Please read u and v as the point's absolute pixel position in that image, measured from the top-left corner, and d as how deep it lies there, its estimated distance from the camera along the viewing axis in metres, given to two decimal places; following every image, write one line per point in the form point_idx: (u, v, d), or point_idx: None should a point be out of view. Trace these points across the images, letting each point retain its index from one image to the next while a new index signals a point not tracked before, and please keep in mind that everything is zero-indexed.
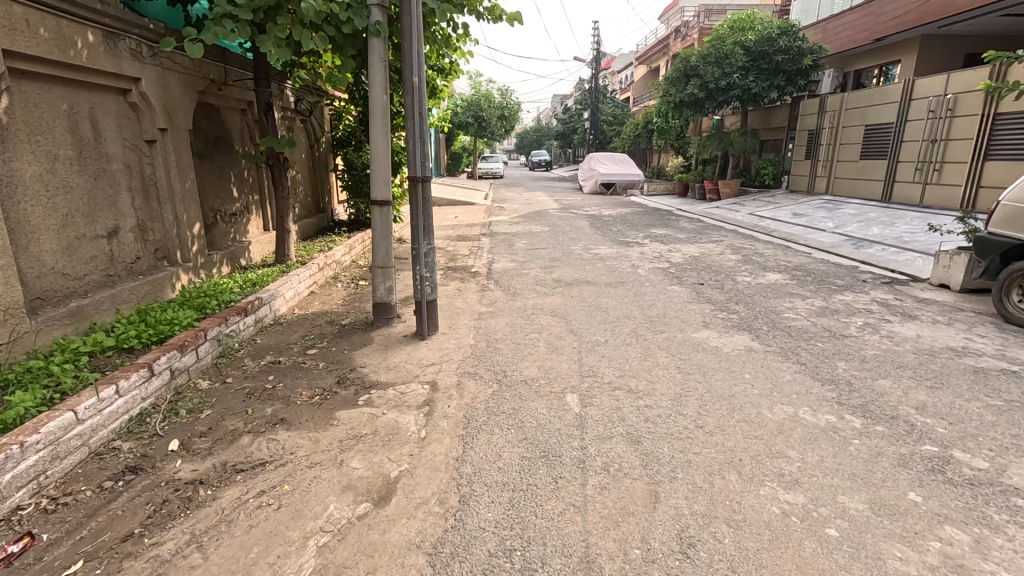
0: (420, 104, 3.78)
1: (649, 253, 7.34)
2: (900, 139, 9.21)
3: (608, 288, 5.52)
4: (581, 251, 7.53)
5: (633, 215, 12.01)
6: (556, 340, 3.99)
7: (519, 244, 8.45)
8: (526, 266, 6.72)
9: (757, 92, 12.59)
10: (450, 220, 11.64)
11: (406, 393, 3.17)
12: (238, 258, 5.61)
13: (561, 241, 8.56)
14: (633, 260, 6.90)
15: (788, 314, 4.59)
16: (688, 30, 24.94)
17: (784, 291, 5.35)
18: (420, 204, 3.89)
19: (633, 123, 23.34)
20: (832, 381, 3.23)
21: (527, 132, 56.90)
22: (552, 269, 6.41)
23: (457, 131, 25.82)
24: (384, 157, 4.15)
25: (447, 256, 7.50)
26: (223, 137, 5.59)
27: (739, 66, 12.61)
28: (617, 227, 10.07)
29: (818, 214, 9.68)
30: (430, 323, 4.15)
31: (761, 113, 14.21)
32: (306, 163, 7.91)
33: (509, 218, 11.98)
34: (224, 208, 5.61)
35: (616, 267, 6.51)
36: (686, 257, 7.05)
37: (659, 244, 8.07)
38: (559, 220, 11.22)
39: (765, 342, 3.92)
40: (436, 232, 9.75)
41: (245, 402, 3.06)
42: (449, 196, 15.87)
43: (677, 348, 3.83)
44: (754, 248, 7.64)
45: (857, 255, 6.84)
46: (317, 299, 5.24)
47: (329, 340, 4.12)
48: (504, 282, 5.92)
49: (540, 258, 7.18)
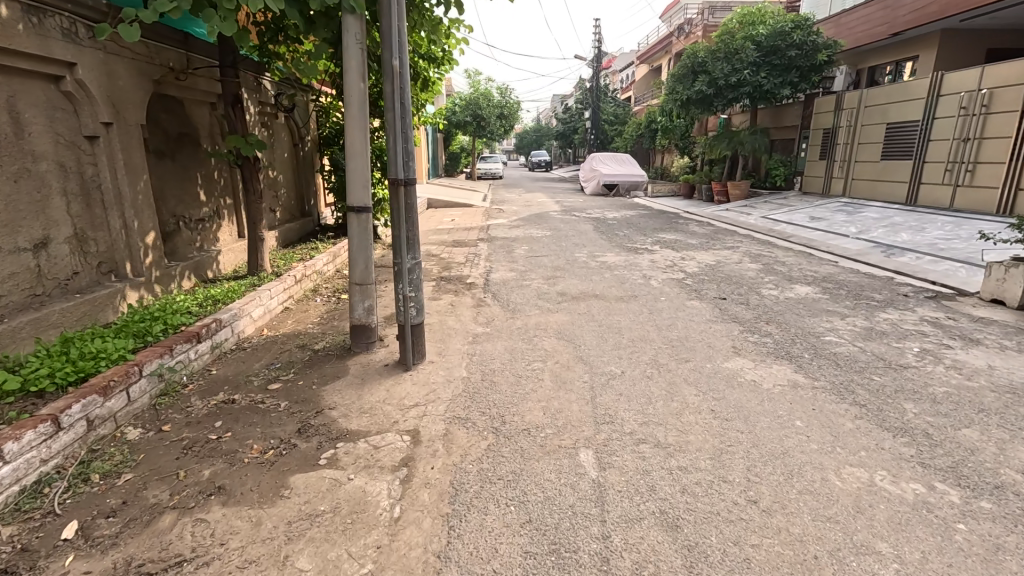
0: (402, 91, 3.17)
1: (660, 262, 6.74)
2: (927, 138, 8.64)
3: (619, 304, 4.90)
4: (586, 259, 6.94)
5: (639, 218, 11.42)
6: (563, 372, 3.39)
7: (519, 250, 7.84)
8: (526, 277, 6.11)
9: (769, 89, 11.93)
10: (446, 223, 11.05)
11: (381, 447, 2.56)
12: (205, 270, 5.02)
13: (564, 247, 7.95)
14: (644, 269, 6.30)
15: (830, 337, 3.98)
16: (691, 27, 24.31)
17: (818, 308, 4.75)
18: (402, 212, 3.29)
19: (636, 122, 22.74)
20: (905, 432, 2.62)
21: (527, 132, 56.31)
22: (555, 281, 5.81)
23: (455, 131, 25.19)
24: (362, 155, 3.54)
25: (441, 265, 6.89)
26: (187, 133, 4.97)
27: (750, 63, 11.98)
28: (623, 231, 9.46)
29: (838, 217, 9.08)
30: (416, 350, 3.54)
31: (771, 111, 13.60)
32: (289, 163, 7.32)
33: (509, 222, 11.37)
34: (189, 213, 5.00)
35: (626, 278, 5.90)
36: (702, 266, 6.46)
37: (670, 251, 7.47)
38: (561, 224, 10.61)
39: (811, 374, 3.31)
40: (430, 237, 9.15)
41: (177, 461, 2.44)
42: (446, 198, 15.28)
43: (706, 382, 3.23)
44: (774, 255, 7.04)
45: (890, 264, 6.24)
46: (291, 317, 4.63)
47: (297, 371, 3.51)
48: (502, 296, 5.31)
49: (542, 267, 6.58)
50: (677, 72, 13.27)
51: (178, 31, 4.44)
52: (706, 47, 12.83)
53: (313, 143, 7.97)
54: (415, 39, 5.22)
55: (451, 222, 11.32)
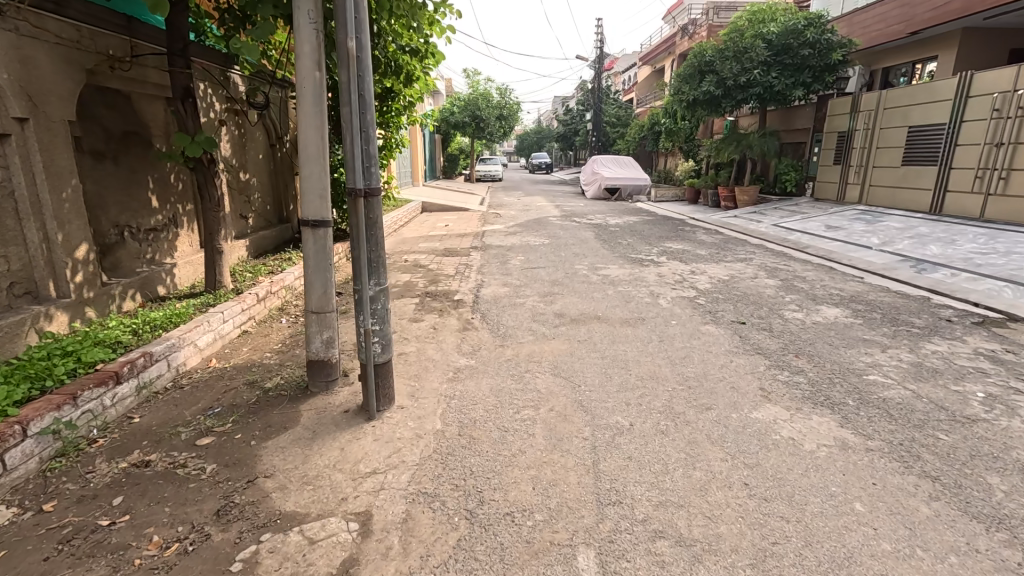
0: (362, 80, 2.57)
1: (668, 276, 6.15)
2: (954, 143, 8.08)
3: (624, 329, 4.31)
4: (587, 273, 6.34)
5: (643, 225, 10.84)
6: (558, 425, 2.78)
7: (514, 261, 7.23)
8: (520, 294, 5.49)
9: (780, 90, 11.37)
10: (439, 229, 10.47)
11: (317, 543, 1.96)
12: (154, 286, 4.42)
13: (564, 258, 7.36)
14: (652, 286, 5.70)
15: (874, 376, 3.38)
16: (696, 27, 23.72)
17: (853, 335, 4.15)
18: (363, 228, 2.70)
19: (640, 123, 22.15)
20: (1001, 525, 2.02)
21: (527, 134, 55.75)
22: (553, 299, 5.20)
23: (453, 132, 24.62)
24: (319, 159, 2.95)
25: (428, 278, 6.29)
26: (134, 131, 4.38)
27: (760, 62, 11.39)
28: (627, 240, 8.86)
29: (857, 227, 8.48)
30: (382, 394, 2.94)
31: (781, 113, 13.00)
32: (264, 165, 6.73)
33: (506, 228, 10.77)
34: (136, 222, 4.41)
35: (632, 297, 5.29)
36: (714, 282, 5.86)
37: (678, 263, 6.87)
38: (560, 231, 10.00)
39: (860, 429, 2.72)
40: (421, 244, 8.56)
41: (43, 566, 1.85)
42: (441, 201, 14.70)
43: (735, 440, 2.62)
44: (793, 270, 6.44)
45: (923, 281, 5.64)
46: (250, 343, 4.04)
47: (237, 418, 2.91)
48: (492, 317, 4.70)
49: (538, 281, 5.97)
50: (683, 72, 12.68)
51: (118, 13, 3.81)
52: (714, 46, 12.23)
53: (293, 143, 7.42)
54: (395, 27, 4.61)
55: (444, 228, 10.70)
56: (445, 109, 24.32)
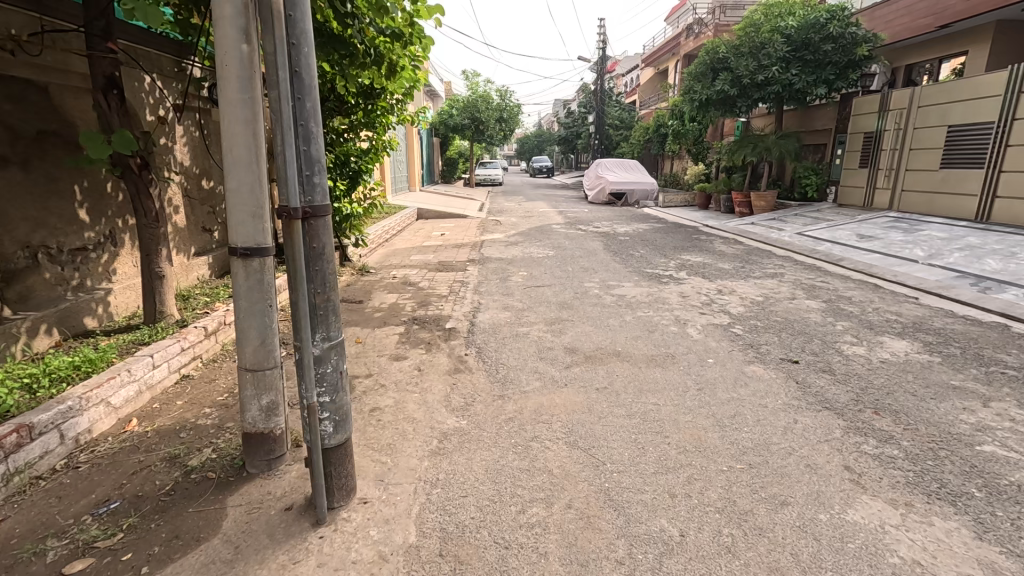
0: (297, 50, 1.76)
1: (693, 297, 5.36)
2: (1004, 145, 7.37)
3: (650, 372, 3.52)
4: (600, 293, 5.55)
5: (654, 234, 10.07)
6: (579, 537, 1.98)
7: (515, 277, 6.46)
8: (523, 320, 4.70)
9: (801, 88, 10.58)
10: (434, 239, 9.71)
11: None
12: (78, 319, 3.63)
13: (571, 273, 6.59)
14: (676, 310, 4.92)
15: (989, 446, 2.57)
16: (701, 27, 23.03)
17: (935, 379, 3.35)
18: (303, 265, 1.89)
19: (644, 125, 21.42)
20: None
21: (528, 138, 55.15)
22: (561, 329, 4.41)
23: (452, 135, 23.92)
24: (253, 164, 2.15)
25: (418, 299, 5.50)
26: (53, 132, 3.60)
27: (778, 58, 10.60)
28: (639, 251, 8.08)
29: (895, 237, 7.68)
30: (337, 487, 2.14)
31: (798, 113, 12.21)
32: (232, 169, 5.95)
33: (506, 237, 10.00)
34: (55, 241, 3.61)
35: (655, 325, 4.50)
36: (747, 305, 5.08)
37: (702, 280, 6.08)
38: (565, 240, 9.22)
39: (1010, 546, 1.91)
40: (413, 258, 7.78)
41: None
42: (438, 207, 13.95)
43: (836, 566, 1.83)
44: (834, 288, 5.65)
45: (993, 303, 4.85)
46: (190, 394, 3.23)
47: (135, 523, 2.10)
48: (489, 354, 3.89)
49: (544, 304, 5.18)
50: (695, 70, 11.91)
51: None
52: (728, 42, 11.48)
53: None
54: (369, 4, 3.82)
55: (439, 238, 9.91)
56: (443, 111, 23.62)
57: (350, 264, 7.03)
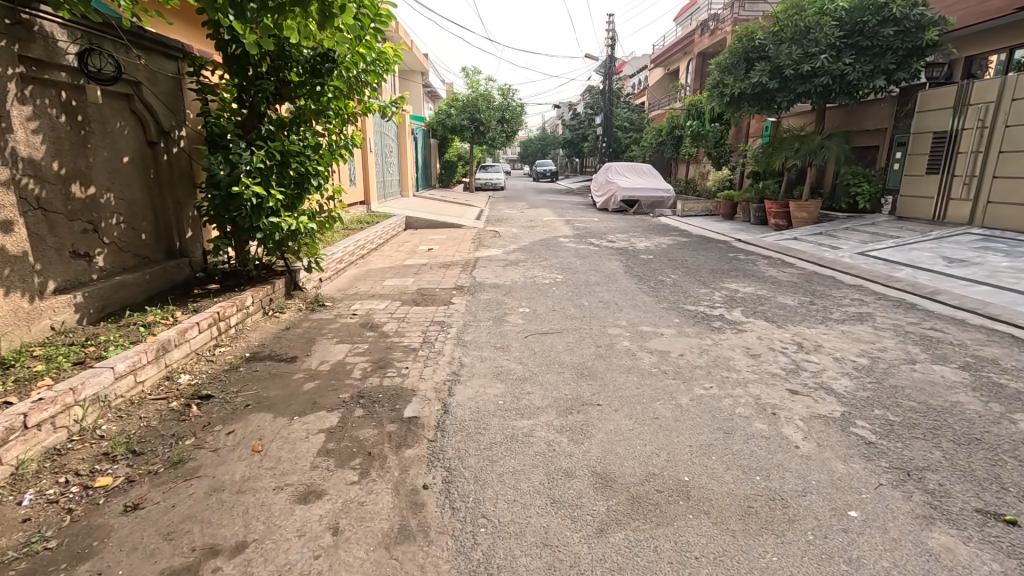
0: None
1: (767, 359, 3.73)
2: None
3: (756, 546, 1.92)
4: (632, 349, 3.93)
5: (681, 251, 8.48)
6: None
7: (514, 316, 4.84)
8: (522, 404, 3.07)
9: (854, 80, 8.88)
10: (418, 257, 8.13)
11: None
12: None
13: (587, 311, 4.99)
14: (751, 385, 3.31)
15: None
16: (718, 23, 21.47)
17: None
18: None
19: (656, 127, 19.84)
20: None
21: (531, 141, 53.82)
22: (583, 428, 2.79)
23: (451, 135, 22.44)
24: None
25: (374, 357, 3.89)
26: None
27: (828, 45, 8.95)
28: (670, 277, 6.47)
29: (997, 263, 6.06)
30: None
31: (844, 109, 10.54)
32: (124, 167, 4.36)
33: (505, 254, 8.39)
34: None
35: (729, 419, 2.87)
36: (852, 375, 3.46)
37: (767, 326, 4.48)
38: (576, 260, 7.60)
39: None
40: (386, 285, 6.21)
41: None
42: (430, 215, 12.38)
43: None
44: (960, 343, 4.02)
45: None
46: None
47: None
48: (462, 491, 2.27)
49: (552, 369, 3.56)
50: (727, 58, 10.28)
51: None
52: (764, 28, 9.85)
53: (193, 141, 5.13)
54: None
55: (426, 255, 8.34)
56: (441, 111, 22.02)
57: (302, 294, 5.47)
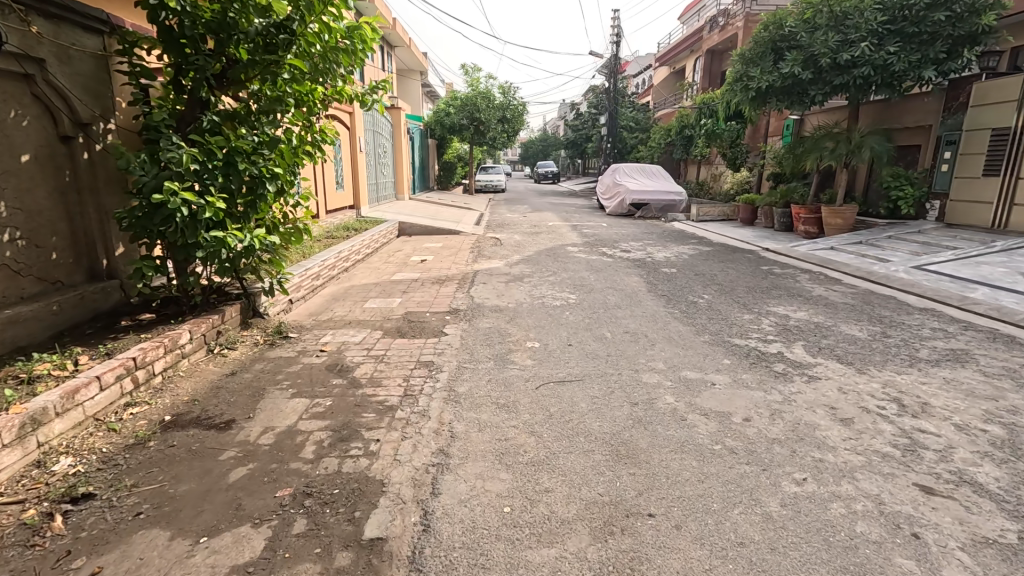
0: None
1: (865, 428, 2.76)
2: None
3: None
4: (680, 412, 2.96)
5: (707, 262, 7.52)
6: None
7: (520, 355, 3.87)
8: (538, 514, 2.10)
9: (898, 71, 7.91)
10: (409, 270, 7.18)
11: None
12: None
13: (611, 346, 4.03)
14: (859, 475, 2.34)
15: None
16: (727, 18, 20.56)
17: None
18: None
19: (665, 126, 18.89)
20: None
21: (532, 142, 52.93)
22: (633, 570, 1.81)
23: (450, 135, 21.52)
24: None
25: (337, 422, 2.92)
26: None
27: (869, 31, 8.00)
28: (702, 297, 5.50)
29: None
30: None
31: (879, 105, 9.61)
32: (21, 167, 3.39)
33: (508, 266, 7.43)
34: None
35: (852, 549, 1.90)
36: (996, 457, 2.48)
37: (843, 371, 3.51)
38: (590, 274, 6.63)
39: None
40: (367, 308, 5.25)
41: None
42: (426, 220, 11.45)
43: None
44: None
45: None
46: None
47: None
48: None
49: (575, 448, 2.58)
50: (753, 49, 9.35)
51: None
52: (796, 14, 8.90)
53: (125, 136, 4.16)
54: None
55: (418, 267, 7.39)
56: (439, 109, 21.05)
57: (261, 322, 4.49)
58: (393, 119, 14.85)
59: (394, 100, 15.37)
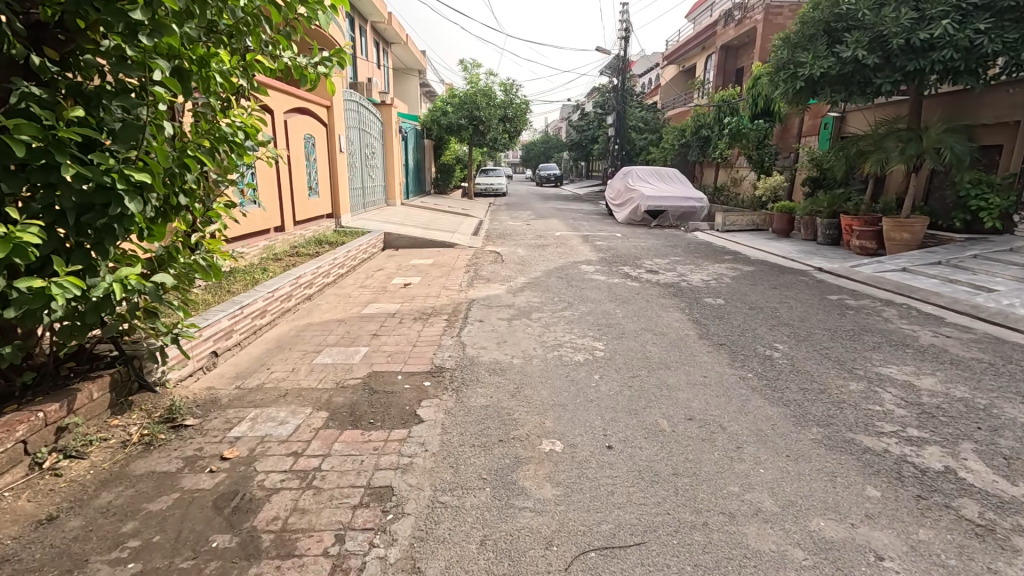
0: None
1: None
2: None
3: None
4: None
5: (758, 289, 6.06)
6: None
7: (531, 475, 2.39)
8: None
9: (990, 55, 6.47)
10: (385, 299, 5.70)
11: None
12: None
13: (674, 455, 2.54)
14: None
15: None
16: (743, 11, 19.04)
17: None
18: None
19: (679, 126, 17.40)
20: None
21: (534, 144, 51.49)
22: None
23: (447, 135, 20.08)
24: None
25: None
26: None
27: (951, 7, 6.57)
28: (776, 349, 4.03)
29: None
30: None
31: (949, 100, 8.18)
32: None
33: (510, 293, 5.97)
34: None
35: None
36: None
37: None
38: (616, 308, 5.17)
39: None
40: (315, 366, 3.77)
41: None
42: (417, 230, 9.97)
43: None
44: None
45: None
46: None
47: None
48: None
49: None
50: (801, 32, 7.96)
51: None
52: None
53: None
54: None
55: (398, 294, 5.92)
56: (436, 108, 19.61)
57: (145, 403, 3.00)
58: (382, 117, 13.34)
59: (386, 95, 13.92)
